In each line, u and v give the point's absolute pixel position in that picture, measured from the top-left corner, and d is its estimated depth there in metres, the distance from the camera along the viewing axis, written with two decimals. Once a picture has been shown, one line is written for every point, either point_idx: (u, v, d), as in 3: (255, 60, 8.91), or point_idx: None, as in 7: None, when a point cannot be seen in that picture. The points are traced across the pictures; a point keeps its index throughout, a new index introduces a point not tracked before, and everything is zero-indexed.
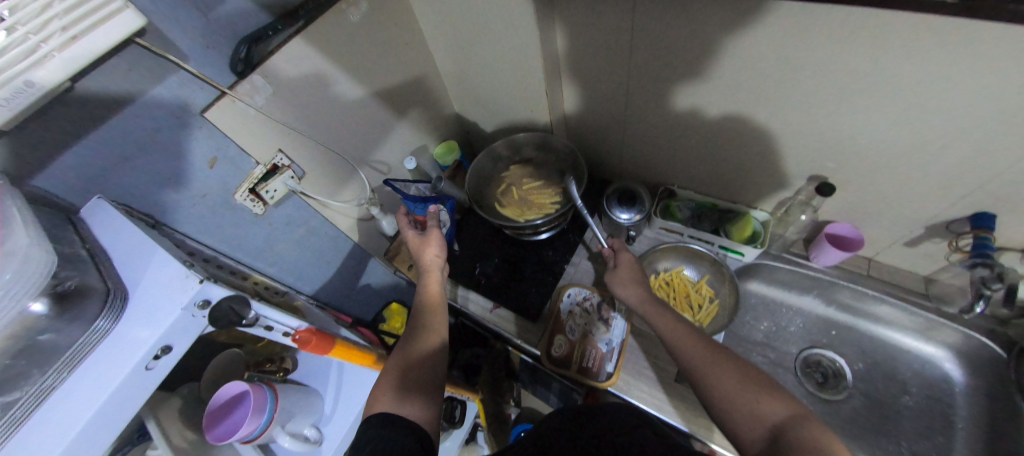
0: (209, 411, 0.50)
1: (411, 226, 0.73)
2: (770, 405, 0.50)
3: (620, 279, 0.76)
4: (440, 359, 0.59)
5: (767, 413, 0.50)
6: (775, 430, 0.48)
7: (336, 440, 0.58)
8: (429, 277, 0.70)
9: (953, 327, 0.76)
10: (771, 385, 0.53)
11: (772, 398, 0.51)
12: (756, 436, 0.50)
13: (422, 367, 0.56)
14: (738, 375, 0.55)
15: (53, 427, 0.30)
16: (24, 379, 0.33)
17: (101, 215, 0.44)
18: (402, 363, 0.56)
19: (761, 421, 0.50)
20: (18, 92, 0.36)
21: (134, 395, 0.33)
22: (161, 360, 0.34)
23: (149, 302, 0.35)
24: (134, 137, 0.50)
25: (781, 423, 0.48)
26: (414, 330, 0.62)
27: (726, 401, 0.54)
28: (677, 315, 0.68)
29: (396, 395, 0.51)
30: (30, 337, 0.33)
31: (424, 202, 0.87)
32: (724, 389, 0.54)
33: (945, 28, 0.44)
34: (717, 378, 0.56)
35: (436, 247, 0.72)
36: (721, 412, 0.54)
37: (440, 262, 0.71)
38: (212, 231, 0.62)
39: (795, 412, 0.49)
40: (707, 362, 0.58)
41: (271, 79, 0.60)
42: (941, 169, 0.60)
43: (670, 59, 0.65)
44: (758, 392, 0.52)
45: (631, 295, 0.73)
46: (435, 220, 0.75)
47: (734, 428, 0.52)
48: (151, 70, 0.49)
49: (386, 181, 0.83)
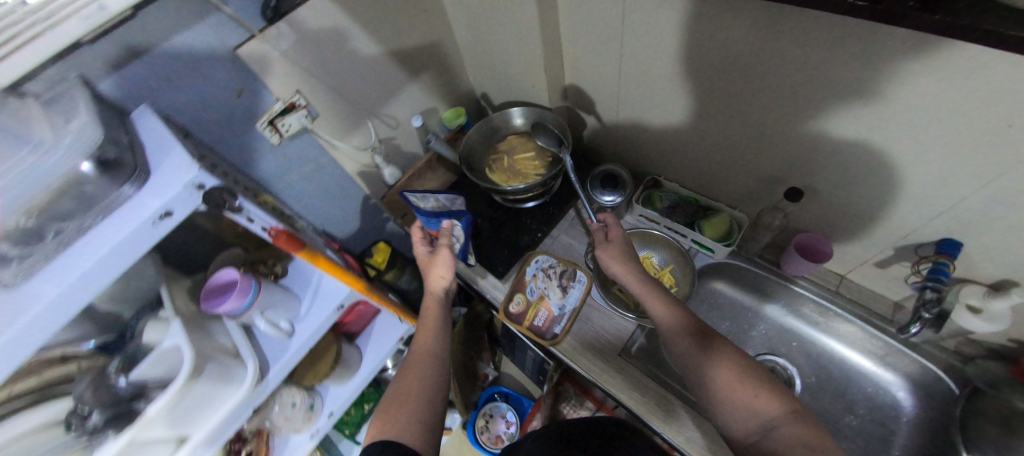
0: (208, 287, 0.63)
1: (423, 244, 0.80)
2: (767, 403, 0.54)
3: (609, 252, 0.78)
4: (440, 384, 0.68)
5: (764, 411, 0.54)
6: (768, 427, 0.53)
7: (304, 336, 0.70)
8: (432, 299, 0.78)
9: (912, 356, 0.76)
10: (769, 380, 0.57)
11: (767, 395, 0.55)
12: (748, 429, 0.55)
13: (426, 397, 0.65)
14: (739, 371, 0.58)
15: (87, 250, 0.43)
16: (73, 216, 0.45)
17: (144, 119, 0.56)
18: (408, 392, 0.65)
19: (756, 417, 0.54)
20: (92, 12, 0.42)
21: (140, 241, 0.45)
22: (165, 221, 0.46)
23: (160, 179, 0.46)
24: (179, 61, 0.62)
25: (776, 421, 0.52)
26: (418, 357, 0.70)
27: (725, 396, 0.57)
28: (673, 299, 0.71)
29: (404, 425, 0.59)
30: (80, 187, 0.45)
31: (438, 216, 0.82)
32: (724, 384, 0.58)
33: (890, 36, 0.45)
34: (717, 372, 0.59)
35: (443, 268, 0.78)
36: (716, 405, 0.58)
37: (444, 283, 0.78)
38: (233, 148, 0.75)
39: (787, 409, 0.53)
40: (709, 354, 0.61)
41: (296, 28, 0.71)
42: (903, 187, 0.61)
43: (653, 45, 0.68)
44: (755, 386, 0.56)
45: (623, 272, 0.76)
46: (447, 239, 0.79)
47: (728, 419, 0.57)
48: (198, 8, 0.60)
49: (402, 193, 0.82)
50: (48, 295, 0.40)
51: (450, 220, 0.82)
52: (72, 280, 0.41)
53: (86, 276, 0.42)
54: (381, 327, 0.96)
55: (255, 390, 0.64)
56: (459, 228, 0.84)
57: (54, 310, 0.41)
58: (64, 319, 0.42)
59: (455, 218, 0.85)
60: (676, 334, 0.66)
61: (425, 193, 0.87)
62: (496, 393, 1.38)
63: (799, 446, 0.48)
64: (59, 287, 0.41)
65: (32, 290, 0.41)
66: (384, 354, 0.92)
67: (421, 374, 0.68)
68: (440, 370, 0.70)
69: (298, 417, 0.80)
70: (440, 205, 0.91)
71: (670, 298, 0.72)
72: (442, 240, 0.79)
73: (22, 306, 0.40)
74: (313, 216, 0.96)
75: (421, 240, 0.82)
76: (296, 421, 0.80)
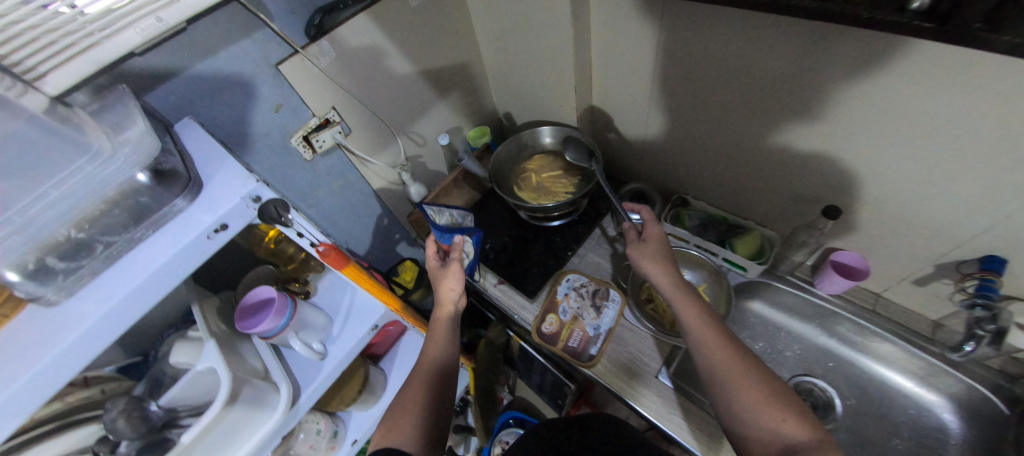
0: (243, 305, 0.61)
1: (435, 258, 0.76)
2: (792, 426, 0.50)
3: (642, 253, 0.74)
4: (447, 394, 0.64)
5: (788, 434, 0.50)
6: (792, 450, 0.48)
7: (338, 356, 0.67)
8: (440, 312, 0.73)
9: (956, 375, 0.74)
10: (795, 404, 0.53)
11: (793, 419, 0.51)
12: (768, 449, 0.50)
13: (431, 409, 0.60)
14: (767, 389, 0.54)
15: (141, 263, 0.41)
16: (123, 229, 0.42)
17: (190, 131, 0.56)
18: (407, 407, 0.60)
19: (779, 439, 0.50)
20: (150, 25, 0.43)
21: (196, 253, 0.43)
22: (220, 234, 0.44)
23: (217, 193, 0.45)
24: (223, 76, 0.62)
25: (801, 445, 0.48)
26: (423, 368, 0.66)
27: (748, 413, 0.53)
28: (703, 304, 0.67)
29: (408, 432, 0.56)
30: (134, 196, 0.42)
31: (450, 232, 0.82)
32: (746, 403, 0.54)
33: (942, 57, 0.47)
34: (741, 390, 0.55)
35: (453, 282, 0.73)
36: (736, 421, 0.55)
37: (454, 296, 0.73)
38: (267, 165, 0.74)
39: (817, 437, 0.49)
40: (735, 365, 0.57)
41: (336, 45, 0.71)
42: (948, 205, 0.61)
43: (689, 66, 0.70)
44: (781, 409, 0.52)
45: (662, 276, 0.71)
46: (458, 254, 0.75)
47: (748, 437, 0.53)
48: (244, 24, 0.61)
49: (419, 205, 0.79)
50: (93, 314, 0.38)
51: (461, 235, 0.79)
52: (116, 300, 0.39)
53: (132, 295, 0.40)
54: (405, 349, 0.92)
55: (286, 416, 0.60)
56: (468, 245, 0.84)
57: (103, 328, 0.39)
58: (114, 336, 0.40)
59: (467, 235, 0.84)
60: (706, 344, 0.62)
61: (440, 207, 0.84)
62: (511, 418, 1.27)
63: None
64: (102, 307, 0.39)
65: (76, 309, 0.39)
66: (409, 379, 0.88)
67: (427, 384, 0.63)
68: (447, 384, 0.65)
69: (323, 445, 0.75)
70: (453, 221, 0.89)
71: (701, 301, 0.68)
72: (453, 254, 0.75)
73: (67, 326, 0.38)
74: (338, 233, 0.95)
75: (434, 256, 0.78)
76: (320, 450, 0.75)
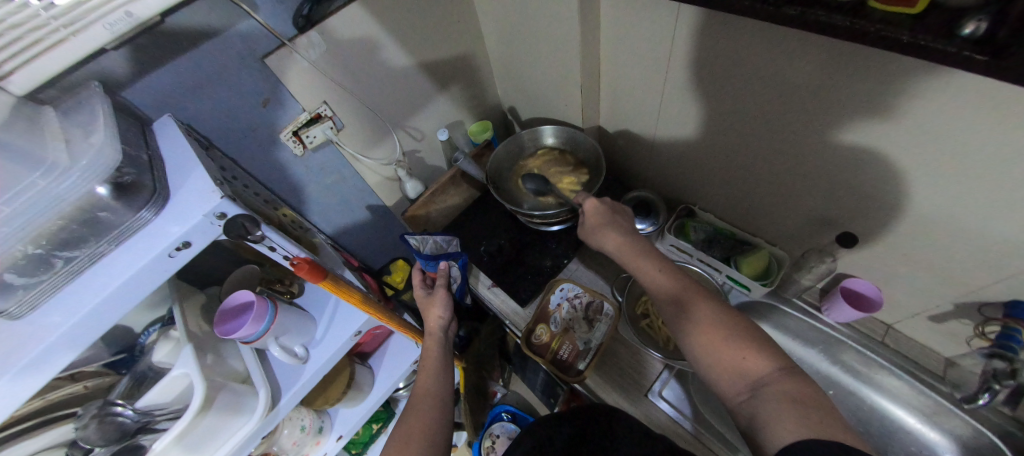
0: (222, 310, 0.60)
1: (422, 286, 0.79)
2: (754, 361, 0.47)
3: (594, 229, 0.70)
4: (446, 424, 0.62)
5: (751, 369, 0.47)
6: (758, 386, 0.46)
7: (320, 363, 0.66)
8: (431, 341, 0.75)
9: (962, 417, 0.69)
10: (756, 336, 0.50)
11: (755, 353, 0.48)
12: (736, 388, 0.48)
13: (430, 438, 0.58)
14: (723, 327, 0.51)
15: (100, 280, 0.40)
16: (85, 243, 0.41)
17: (167, 131, 0.54)
18: (409, 435, 0.58)
19: (744, 376, 0.47)
20: (119, 20, 0.40)
21: (158, 271, 0.42)
22: (182, 252, 0.42)
23: (182, 206, 0.43)
24: (203, 69, 0.59)
25: (766, 379, 0.46)
26: (419, 398, 0.65)
27: (708, 356, 0.50)
28: (657, 257, 0.63)
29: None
30: (93, 211, 0.41)
31: (435, 259, 0.85)
32: (707, 349, 0.50)
33: (992, 88, 0.41)
34: (700, 337, 0.51)
35: (439, 309, 0.76)
36: (704, 370, 0.51)
37: (442, 323, 0.75)
38: (254, 160, 0.72)
39: (779, 366, 0.46)
40: (688, 310, 0.54)
41: (327, 36, 0.67)
42: (979, 245, 0.55)
43: (704, 72, 0.64)
44: (742, 346, 0.49)
45: (612, 243, 0.67)
46: (443, 280, 0.80)
47: (713, 378, 0.50)
48: (227, 14, 0.58)
49: (401, 239, 0.86)
50: (59, 327, 0.38)
51: (447, 262, 0.83)
52: (83, 313, 0.38)
53: (100, 307, 0.39)
54: (395, 348, 0.92)
55: (266, 420, 0.60)
56: (454, 270, 0.86)
57: (68, 341, 0.38)
58: (80, 350, 0.40)
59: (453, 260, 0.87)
60: (662, 296, 0.59)
61: (422, 237, 0.88)
62: (503, 412, 1.26)
63: (785, 403, 0.42)
64: (69, 319, 0.38)
65: (42, 321, 0.38)
66: (397, 377, 0.89)
67: (425, 413, 0.62)
68: (444, 410, 0.63)
69: (307, 440, 0.76)
70: (438, 246, 0.92)
71: (653, 251, 0.64)
72: (438, 281, 0.79)
73: (24, 343, 0.37)
74: (331, 227, 0.94)
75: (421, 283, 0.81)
76: (304, 445, 0.76)
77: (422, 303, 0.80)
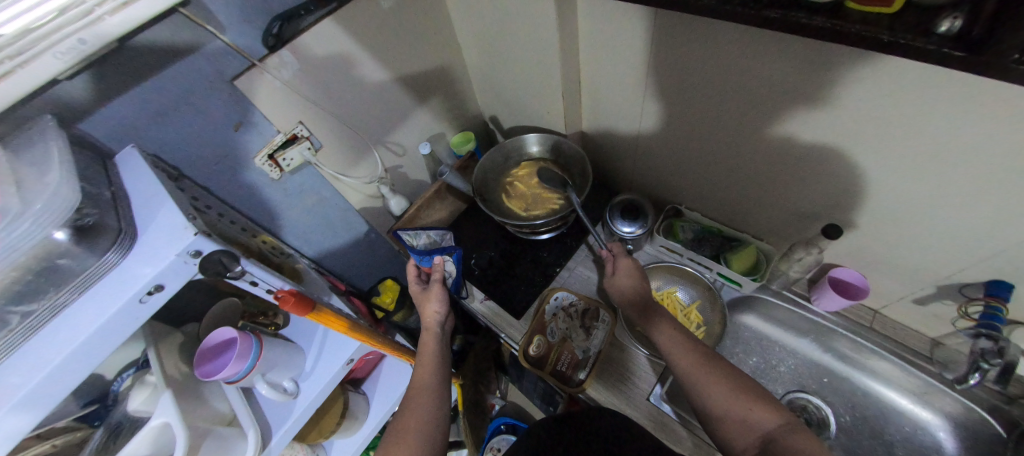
0: (203, 349, 0.56)
1: (417, 280, 0.76)
2: (760, 414, 0.48)
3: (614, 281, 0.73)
4: (442, 417, 0.60)
5: (758, 422, 0.48)
6: (767, 440, 0.46)
7: (311, 394, 0.63)
8: (427, 335, 0.72)
9: (952, 395, 0.70)
10: (762, 391, 0.51)
11: (763, 406, 0.49)
12: (744, 443, 0.48)
13: (427, 436, 0.56)
14: (732, 382, 0.52)
15: (62, 334, 0.36)
16: (43, 294, 0.38)
17: (132, 163, 0.51)
18: (405, 431, 0.56)
19: (751, 429, 0.48)
20: (71, 48, 0.36)
21: (130, 319, 0.39)
22: (154, 296, 0.39)
23: (151, 245, 0.39)
24: (166, 96, 0.56)
25: (774, 433, 0.46)
26: (415, 392, 0.62)
27: (717, 408, 0.51)
28: (670, 320, 0.65)
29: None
30: (50, 258, 0.38)
31: (430, 254, 0.82)
32: (716, 399, 0.51)
33: (966, 82, 0.42)
34: (709, 389, 0.52)
35: (435, 304, 0.74)
36: (712, 424, 0.52)
37: (438, 317, 0.74)
38: (228, 188, 0.69)
39: (784, 421, 0.47)
40: (696, 362, 0.56)
41: (299, 55, 0.65)
42: (956, 231, 0.57)
43: (684, 77, 0.64)
44: (750, 399, 0.50)
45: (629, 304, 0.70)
46: (440, 274, 0.78)
47: (722, 432, 0.50)
48: (189, 36, 0.54)
49: (396, 232, 0.85)
50: (21, 388, 0.34)
51: (442, 257, 0.81)
52: (48, 369, 0.35)
53: (65, 364, 0.35)
54: (388, 372, 0.90)
55: None
56: (450, 264, 0.84)
57: (31, 404, 0.35)
58: (43, 412, 0.36)
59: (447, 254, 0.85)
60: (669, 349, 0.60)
61: (417, 231, 0.88)
62: (502, 424, 1.24)
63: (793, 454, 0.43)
64: (32, 379, 0.34)
65: None
66: (394, 401, 0.86)
67: (422, 407, 0.60)
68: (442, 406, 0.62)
69: None
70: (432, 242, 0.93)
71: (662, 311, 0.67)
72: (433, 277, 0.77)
73: None
74: (313, 251, 0.91)
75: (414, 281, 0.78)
76: None
77: (417, 299, 0.78)
